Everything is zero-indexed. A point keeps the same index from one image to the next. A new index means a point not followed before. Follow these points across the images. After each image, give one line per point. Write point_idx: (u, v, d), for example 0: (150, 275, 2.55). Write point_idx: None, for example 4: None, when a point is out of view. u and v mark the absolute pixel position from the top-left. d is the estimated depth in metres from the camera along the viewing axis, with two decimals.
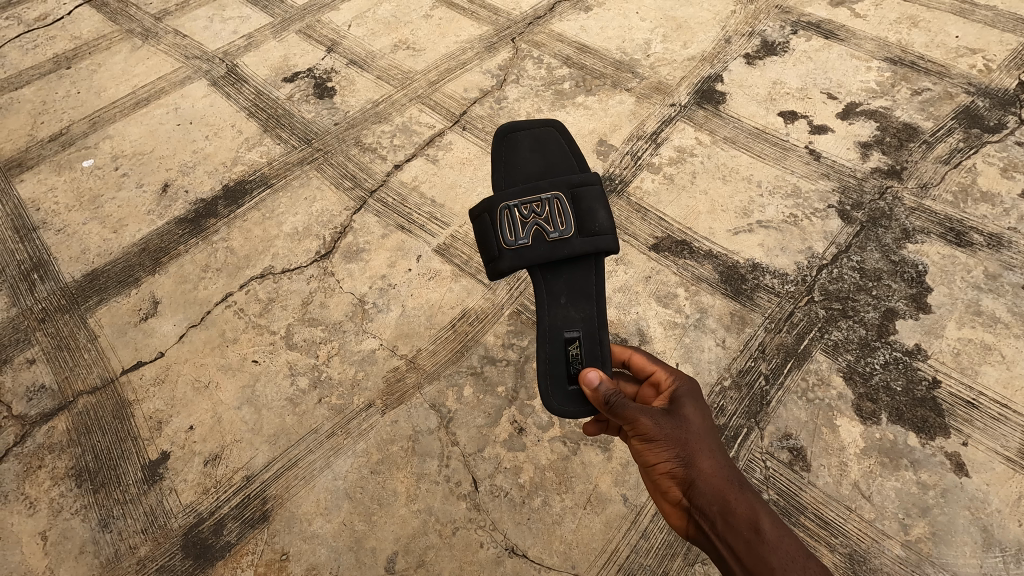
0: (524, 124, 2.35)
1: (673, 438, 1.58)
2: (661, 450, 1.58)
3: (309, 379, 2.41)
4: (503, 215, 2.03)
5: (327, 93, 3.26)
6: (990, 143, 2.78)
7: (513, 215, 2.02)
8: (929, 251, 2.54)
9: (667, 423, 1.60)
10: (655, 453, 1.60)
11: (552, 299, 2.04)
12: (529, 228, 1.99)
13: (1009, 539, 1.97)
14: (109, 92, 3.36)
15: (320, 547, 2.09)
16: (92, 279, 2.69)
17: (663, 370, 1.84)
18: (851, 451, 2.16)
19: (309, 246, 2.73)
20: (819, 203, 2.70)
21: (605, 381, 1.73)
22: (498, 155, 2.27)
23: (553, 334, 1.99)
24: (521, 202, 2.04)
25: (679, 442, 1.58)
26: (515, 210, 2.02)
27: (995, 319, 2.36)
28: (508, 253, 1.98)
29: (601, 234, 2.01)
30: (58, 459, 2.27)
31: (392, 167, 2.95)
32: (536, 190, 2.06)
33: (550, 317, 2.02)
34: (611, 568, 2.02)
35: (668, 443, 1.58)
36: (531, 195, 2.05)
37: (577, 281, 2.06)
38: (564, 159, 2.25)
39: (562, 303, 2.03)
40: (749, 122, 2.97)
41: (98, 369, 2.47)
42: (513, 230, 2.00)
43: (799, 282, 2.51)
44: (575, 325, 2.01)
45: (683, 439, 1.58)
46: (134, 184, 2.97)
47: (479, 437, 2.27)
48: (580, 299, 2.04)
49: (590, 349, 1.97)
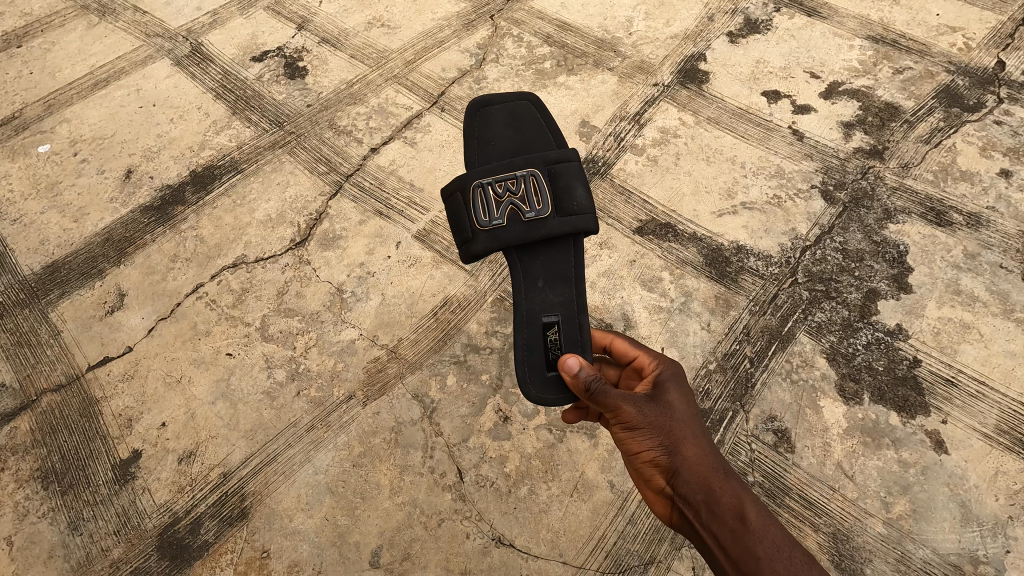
0: (498, 98, 2.28)
1: (657, 426, 1.55)
2: (644, 438, 1.55)
3: (285, 371, 2.33)
4: (477, 194, 1.97)
5: (299, 73, 3.15)
6: (969, 122, 2.80)
7: (487, 193, 1.96)
8: (909, 231, 2.54)
9: (651, 410, 1.56)
10: (637, 441, 1.56)
11: (529, 282, 1.98)
12: (506, 207, 1.94)
13: (987, 514, 1.99)
14: (66, 73, 3.20)
15: (301, 544, 2.03)
16: (53, 271, 2.57)
17: (647, 354, 1.80)
18: (834, 431, 2.16)
19: (283, 233, 2.63)
20: (802, 182, 2.69)
21: (585, 365, 1.69)
22: (471, 130, 2.21)
23: (530, 319, 1.94)
24: (495, 180, 1.98)
25: (663, 430, 1.55)
26: (488, 188, 1.97)
27: (973, 298, 2.38)
28: (482, 234, 1.92)
29: (579, 213, 1.97)
30: (21, 461, 2.17)
31: (368, 151, 2.86)
32: (511, 166, 2.00)
33: (527, 301, 1.96)
34: (599, 555, 2.00)
35: (653, 431, 1.54)
36: (506, 171, 1.99)
37: (554, 263, 2.00)
38: (540, 135, 2.20)
39: (539, 287, 1.97)
40: (731, 102, 2.95)
41: (62, 366, 2.36)
42: (487, 210, 1.94)
43: (782, 264, 2.50)
44: (553, 309, 1.95)
45: (667, 427, 1.55)
46: (95, 171, 2.83)
47: (463, 427, 2.22)
48: (559, 282, 1.99)
49: (569, 333, 1.93)
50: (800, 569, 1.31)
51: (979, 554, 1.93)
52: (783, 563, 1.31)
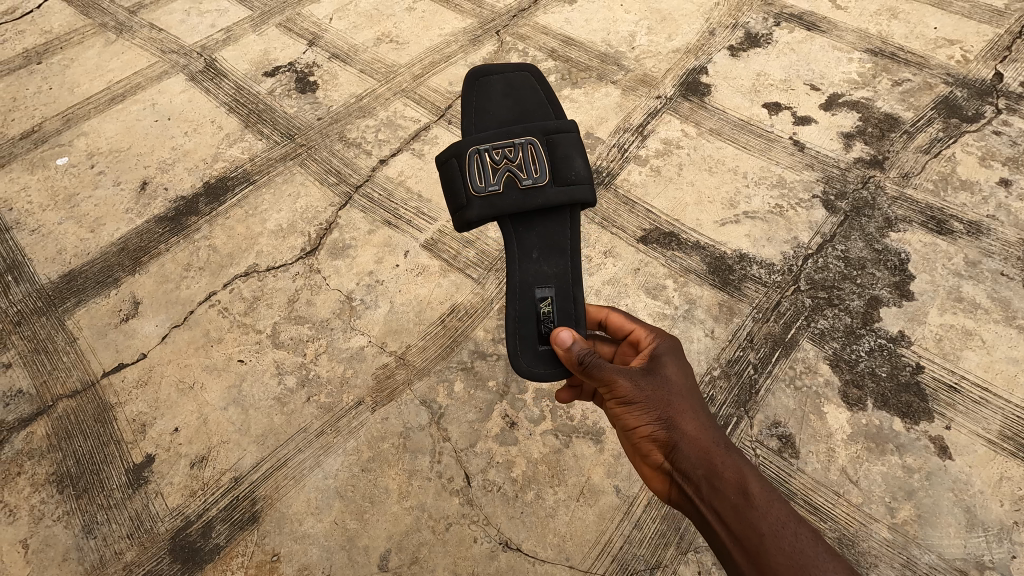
0: (496, 70, 2.34)
1: (654, 401, 1.58)
2: (641, 413, 1.59)
3: (296, 378, 2.38)
4: (473, 160, 2.02)
5: (309, 88, 3.21)
6: (968, 132, 2.83)
7: (484, 159, 2.01)
8: (911, 239, 2.57)
9: (647, 384, 1.60)
10: (634, 416, 1.61)
11: (524, 253, 2.02)
12: (500, 172, 1.98)
13: (992, 520, 2.02)
14: (83, 88, 3.27)
15: (311, 547, 2.08)
16: (69, 280, 2.63)
17: (641, 327, 1.83)
18: (838, 437, 2.19)
19: (293, 243, 2.68)
20: (804, 192, 2.72)
21: (579, 342, 1.75)
22: (470, 100, 2.26)
23: (524, 290, 1.97)
24: (493, 147, 2.03)
25: (661, 404, 1.58)
26: (485, 155, 2.02)
27: (975, 305, 2.41)
28: (478, 200, 1.97)
29: (576, 184, 2.02)
30: (38, 465, 2.22)
31: (376, 163, 2.91)
32: (509, 135, 2.06)
33: (521, 273, 2.00)
34: (605, 559, 2.04)
35: (650, 406, 1.58)
36: (503, 140, 2.04)
37: (550, 235, 2.04)
38: (538, 107, 2.25)
39: (534, 258, 2.01)
40: (733, 114, 2.98)
41: (78, 373, 2.41)
42: (484, 177, 1.98)
43: (785, 271, 2.53)
44: (548, 281, 1.99)
45: (664, 401, 1.59)
46: (111, 182, 2.89)
47: (471, 433, 2.27)
48: (554, 254, 2.03)
49: (563, 306, 1.96)
50: (803, 544, 1.32)
51: (985, 560, 1.95)
52: (787, 538, 1.32)
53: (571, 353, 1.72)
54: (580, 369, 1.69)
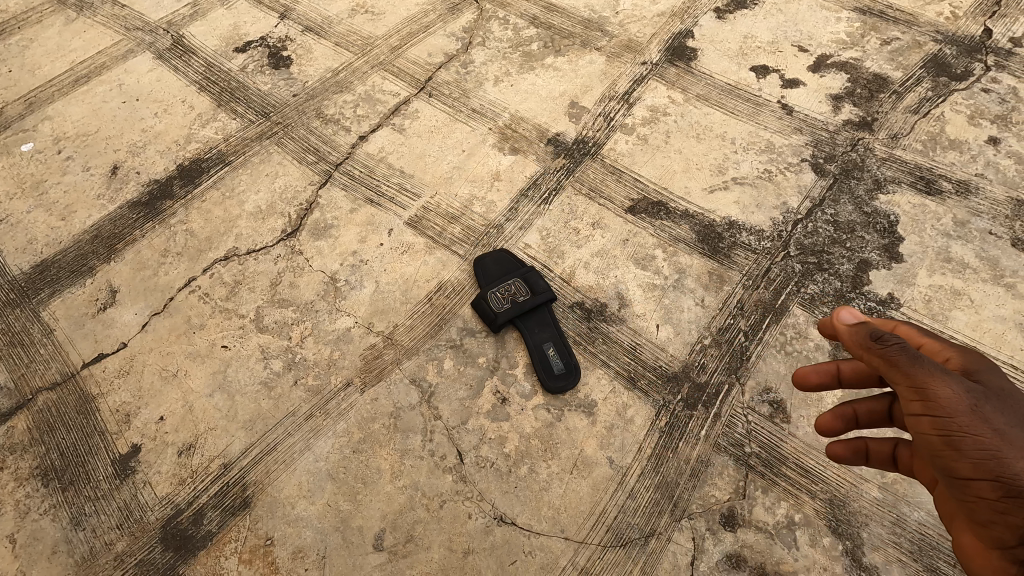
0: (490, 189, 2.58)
1: (990, 425, 1.09)
2: (967, 435, 1.10)
3: (282, 361, 2.34)
4: (489, 309, 2.35)
5: (283, 63, 3.11)
6: (957, 90, 2.79)
7: (498, 308, 2.34)
8: (900, 201, 2.56)
9: (981, 401, 1.11)
10: (956, 440, 1.11)
11: (530, 315, 2.36)
12: (502, 287, 2.39)
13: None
14: (46, 70, 3.14)
15: (305, 530, 2.06)
16: (43, 270, 2.55)
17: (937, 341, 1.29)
18: (828, 400, 2.21)
19: (273, 224, 2.61)
20: (792, 156, 2.69)
21: (871, 320, 1.30)
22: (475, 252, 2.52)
23: (535, 341, 2.33)
24: (502, 294, 2.37)
25: (1002, 432, 1.08)
26: (498, 301, 2.35)
27: (964, 265, 2.40)
28: (502, 317, 2.32)
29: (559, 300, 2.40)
30: (21, 459, 2.18)
31: (356, 139, 2.83)
32: (514, 292, 2.37)
33: (530, 328, 2.35)
34: (600, 530, 2.04)
35: (981, 429, 1.09)
36: (510, 293, 2.37)
37: (548, 317, 2.38)
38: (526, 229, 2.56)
39: (539, 319, 2.36)
40: (720, 78, 2.93)
41: (57, 364, 2.35)
42: (501, 315, 2.32)
43: (775, 238, 2.51)
44: (550, 332, 2.35)
45: (1004, 430, 1.09)
46: (81, 168, 2.80)
47: (462, 410, 2.24)
48: (553, 324, 2.37)
49: (565, 352, 2.32)
50: None
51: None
52: None
53: (861, 328, 1.24)
54: (881, 349, 1.18)
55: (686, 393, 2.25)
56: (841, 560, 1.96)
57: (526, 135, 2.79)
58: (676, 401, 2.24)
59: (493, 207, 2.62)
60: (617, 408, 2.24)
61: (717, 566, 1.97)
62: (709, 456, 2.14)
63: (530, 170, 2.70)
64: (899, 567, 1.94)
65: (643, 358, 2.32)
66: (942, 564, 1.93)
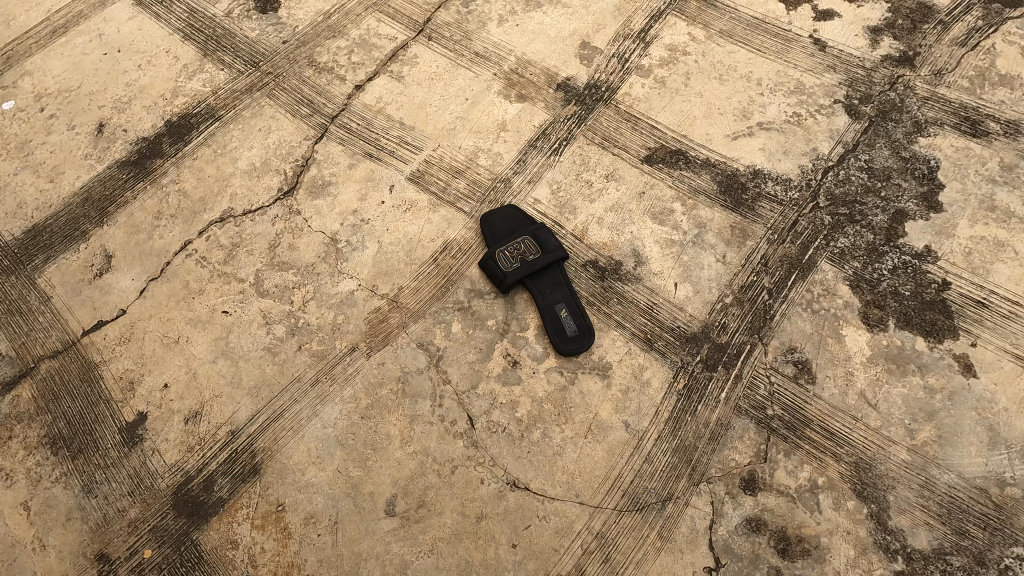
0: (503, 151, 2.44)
1: None
2: None
3: (285, 327, 2.25)
4: (498, 268, 2.23)
5: (270, 6, 2.87)
6: (1011, 19, 2.56)
7: (506, 267, 2.22)
8: (941, 144, 2.37)
9: None
10: None
11: (542, 277, 2.24)
12: (511, 245, 2.26)
13: (1015, 437, 1.96)
14: (18, 20, 2.88)
15: (316, 496, 2.02)
16: (34, 235, 2.44)
17: None
18: (857, 360, 2.08)
19: (269, 182, 2.49)
20: (824, 98, 2.50)
21: None
22: (488, 210, 2.38)
23: (546, 304, 2.21)
24: (510, 253, 2.24)
25: None
26: (506, 260, 2.23)
27: (1009, 214, 2.24)
28: (510, 276, 2.20)
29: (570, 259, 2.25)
30: (28, 428, 2.13)
31: (352, 89, 2.66)
32: (524, 251, 2.24)
33: (541, 289, 2.22)
34: (616, 494, 1.97)
35: None
36: (518, 251, 2.24)
37: (559, 277, 2.24)
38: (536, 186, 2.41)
39: (549, 281, 2.24)
40: (746, 11, 2.70)
41: (57, 332, 2.27)
42: (509, 274, 2.20)
43: (802, 187, 2.35)
44: (561, 294, 2.22)
45: None
46: (65, 126, 2.63)
47: (471, 374, 2.14)
48: (565, 285, 2.23)
49: (577, 313, 2.19)
50: None
51: (1005, 476, 1.92)
52: None
53: None
54: None
55: (705, 355, 2.13)
56: (865, 523, 1.90)
57: (535, 81, 2.62)
58: (695, 363, 2.12)
59: (500, 159, 2.48)
60: (633, 370, 2.12)
61: (736, 530, 1.92)
62: (729, 419, 2.04)
63: (538, 119, 2.54)
64: (925, 530, 1.88)
65: (660, 318, 2.19)
66: (971, 527, 1.88)
